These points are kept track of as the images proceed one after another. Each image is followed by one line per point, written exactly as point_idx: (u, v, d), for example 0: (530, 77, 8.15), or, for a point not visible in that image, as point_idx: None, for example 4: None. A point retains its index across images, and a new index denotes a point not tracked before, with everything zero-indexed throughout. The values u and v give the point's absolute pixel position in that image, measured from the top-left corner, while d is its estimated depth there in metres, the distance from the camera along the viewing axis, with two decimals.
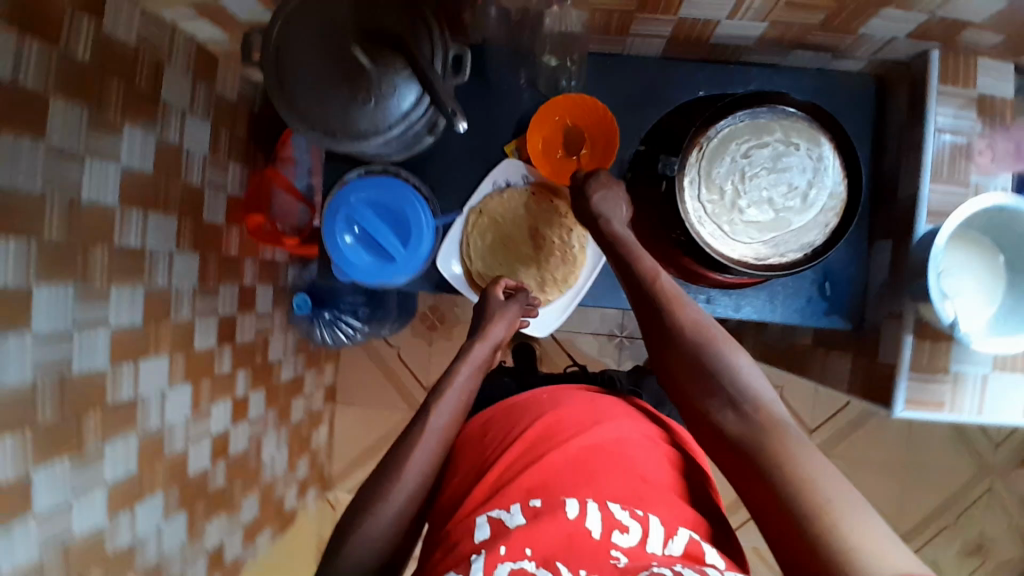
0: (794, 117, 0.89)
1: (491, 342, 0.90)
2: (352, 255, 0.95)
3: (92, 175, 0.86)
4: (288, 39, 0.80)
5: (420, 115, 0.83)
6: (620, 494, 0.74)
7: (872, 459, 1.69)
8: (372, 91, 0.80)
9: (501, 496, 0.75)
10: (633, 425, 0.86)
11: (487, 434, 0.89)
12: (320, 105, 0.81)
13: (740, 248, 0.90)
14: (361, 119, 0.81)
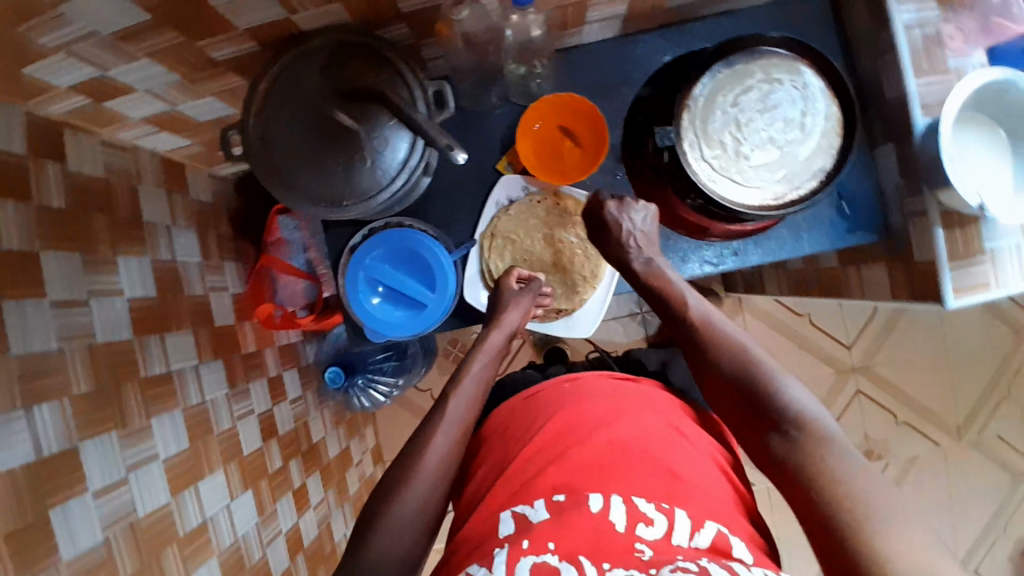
0: (772, 52, 0.89)
1: (506, 329, 0.98)
2: (383, 313, 0.98)
3: (108, 313, 0.82)
4: (271, 123, 0.81)
5: (420, 159, 0.85)
6: (649, 489, 0.75)
7: (914, 355, 1.72)
8: (366, 150, 0.82)
9: (532, 492, 0.77)
10: (670, 416, 0.87)
11: (512, 425, 0.90)
12: (320, 178, 0.82)
13: (759, 193, 0.90)
14: (363, 180, 0.83)
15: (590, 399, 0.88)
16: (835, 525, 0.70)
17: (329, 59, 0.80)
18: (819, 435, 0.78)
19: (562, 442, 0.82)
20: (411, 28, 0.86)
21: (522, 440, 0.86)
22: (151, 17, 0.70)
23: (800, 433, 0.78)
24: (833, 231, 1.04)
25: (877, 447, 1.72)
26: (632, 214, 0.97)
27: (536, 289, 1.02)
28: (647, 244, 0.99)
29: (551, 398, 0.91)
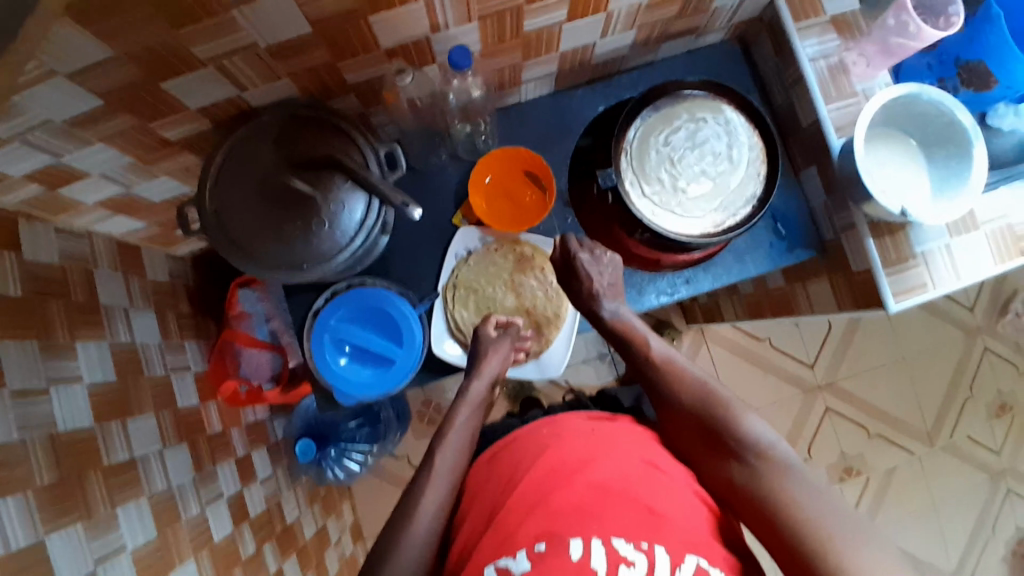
0: (694, 95, 0.97)
1: (487, 377, 0.99)
2: (352, 373, 1.01)
3: (69, 399, 0.81)
4: (226, 198, 0.83)
5: (378, 215, 0.87)
6: (629, 528, 0.74)
7: (876, 364, 1.80)
8: (322, 215, 0.85)
9: (513, 541, 0.75)
10: (645, 451, 0.87)
11: (490, 478, 0.88)
12: (281, 246, 0.84)
13: (699, 223, 0.96)
14: (323, 242, 0.85)
15: (565, 440, 0.87)
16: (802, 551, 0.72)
17: (282, 133, 0.85)
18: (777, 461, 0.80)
19: (538, 483, 0.81)
20: (358, 97, 0.91)
21: (502, 490, 0.84)
22: (103, 102, 0.73)
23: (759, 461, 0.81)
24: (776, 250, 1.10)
25: (854, 462, 1.77)
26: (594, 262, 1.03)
27: (513, 336, 1.04)
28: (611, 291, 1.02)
29: (527, 442, 0.89)
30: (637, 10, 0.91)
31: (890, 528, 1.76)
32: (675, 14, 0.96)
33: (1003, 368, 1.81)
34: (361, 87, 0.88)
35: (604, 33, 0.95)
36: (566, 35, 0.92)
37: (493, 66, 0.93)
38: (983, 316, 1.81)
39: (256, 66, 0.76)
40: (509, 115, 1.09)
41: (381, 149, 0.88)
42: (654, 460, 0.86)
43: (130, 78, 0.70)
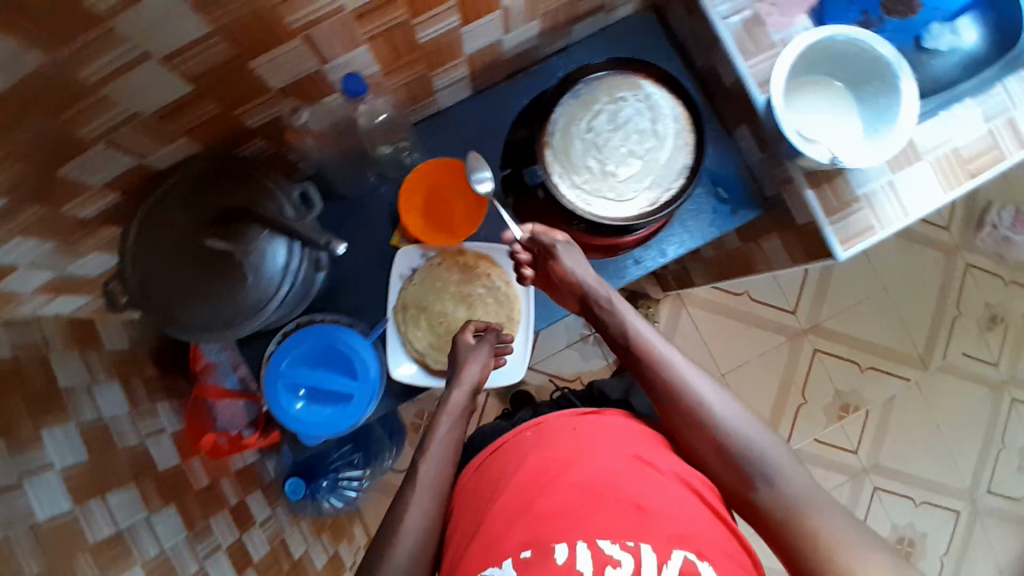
0: (611, 79, 0.97)
1: (467, 386, 0.91)
2: (309, 416, 0.98)
3: (38, 490, 0.79)
4: (146, 270, 0.82)
5: (301, 257, 0.87)
6: (617, 528, 0.74)
7: (863, 296, 1.79)
8: (246, 267, 0.84)
9: (504, 551, 0.74)
10: (628, 446, 0.86)
11: (477, 491, 0.86)
12: (213, 308, 0.83)
13: (620, 202, 0.95)
14: (249, 293, 0.84)
15: (550, 441, 0.86)
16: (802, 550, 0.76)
17: (192, 194, 0.84)
18: (755, 455, 0.83)
19: (522, 491, 0.79)
20: (264, 133, 0.92)
21: (487, 500, 0.83)
22: (8, 202, 0.69)
23: (741, 457, 0.83)
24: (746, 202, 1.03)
25: (851, 399, 1.78)
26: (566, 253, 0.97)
27: (494, 341, 0.98)
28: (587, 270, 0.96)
29: (514, 449, 0.87)
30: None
31: (895, 458, 1.78)
32: None
33: (985, 279, 1.82)
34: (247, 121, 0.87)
35: (506, 26, 0.95)
36: (467, 36, 0.92)
37: (393, 76, 0.93)
38: (959, 231, 1.81)
39: (145, 123, 0.75)
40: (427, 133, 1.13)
41: (278, 182, 0.87)
42: (646, 456, 0.84)
43: (34, 165, 0.69)
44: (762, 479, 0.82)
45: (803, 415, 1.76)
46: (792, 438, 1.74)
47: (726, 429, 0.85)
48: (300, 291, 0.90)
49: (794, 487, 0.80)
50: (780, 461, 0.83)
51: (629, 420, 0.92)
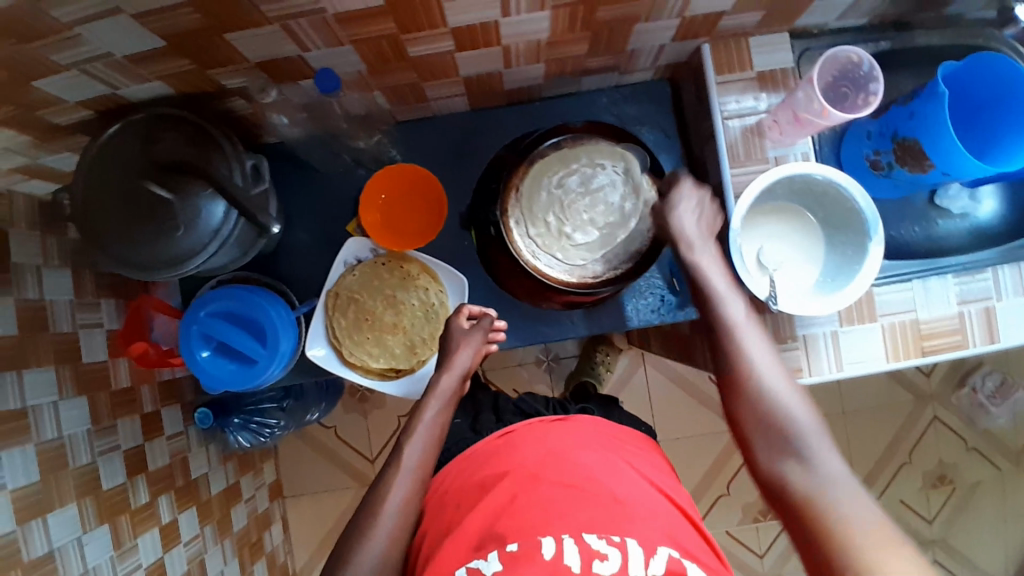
0: (855, 72, 0.73)
1: (457, 371, 0.78)
2: (209, 370, 0.79)
3: (34, 373, 0.82)
4: (95, 187, 0.69)
5: (234, 227, 0.71)
6: (596, 520, 0.62)
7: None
8: (178, 219, 0.69)
9: (469, 536, 0.64)
10: (621, 461, 0.72)
11: (445, 491, 0.73)
12: (138, 247, 0.70)
13: (869, 308, 0.81)
14: (167, 247, 0.70)
15: (523, 449, 0.72)
16: (821, 565, 0.54)
17: (172, 120, 0.70)
18: (794, 424, 0.63)
19: (500, 493, 0.67)
20: (463, 85, 0.80)
21: (454, 516, 0.68)
22: (165, 45, 0.60)
23: (776, 425, 0.63)
24: (986, 302, 0.83)
25: (948, 471, 1.50)
26: (696, 213, 0.73)
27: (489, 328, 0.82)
28: (814, 371, 0.80)
29: (479, 458, 0.74)
30: None
31: (972, 553, 1.51)
32: None
33: None
34: (428, 68, 0.74)
35: (771, 11, 0.75)
36: (726, 15, 0.74)
37: (626, 42, 0.76)
38: None
39: (325, 37, 0.63)
40: (649, 82, 0.89)
41: (561, 148, 0.80)
42: (613, 458, 0.71)
43: (200, 29, 0.59)
44: (800, 447, 0.61)
45: (896, 479, 1.50)
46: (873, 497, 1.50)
47: (771, 395, 0.65)
48: (229, 251, 0.75)
49: (834, 469, 0.60)
50: (817, 440, 0.61)
51: (602, 425, 0.79)
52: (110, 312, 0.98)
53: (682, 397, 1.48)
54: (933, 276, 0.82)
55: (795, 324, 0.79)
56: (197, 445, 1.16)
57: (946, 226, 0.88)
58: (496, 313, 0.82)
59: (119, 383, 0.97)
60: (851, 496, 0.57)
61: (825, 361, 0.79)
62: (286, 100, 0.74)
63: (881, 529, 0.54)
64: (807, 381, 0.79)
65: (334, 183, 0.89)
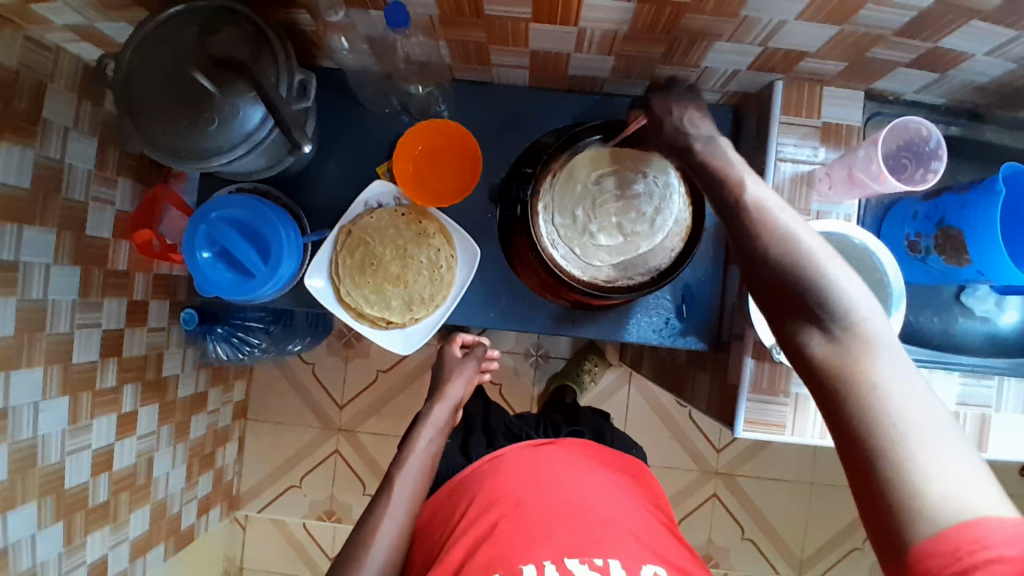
0: (920, 146, 0.71)
1: (450, 402, 0.86)
2: (207, 273, 0.78)
3: (35, 232, 0.81)
4: (143, 60, 0.69)
5: (267, 135, 0.70)
6: (575, 544, 0.65)
7: None
8: (214, 112, 0.68)
9: (452, 566, 0.67)
10: (602, 483, 0.75)
11: (437, 521, 0.78)
12: (169, 129, 0.69)
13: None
14: (197, 137, 0.69)
15: (508, 472, 0.75)
16: (854, 438, 0.47)
17: (233, 15, 0.69)
18: (838, 294, 0.51)
19: (487, 517, 0.70)
20: (529, 59, 0.79)
21: (441, 548, 0.72)
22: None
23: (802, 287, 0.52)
24: (984, 410, 0.83)
25: None
26: (704, 125, 0.65)
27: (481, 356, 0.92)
28: (798, 431, 0.77)
29: (467, 483, 0.78)
30: (910, 53, 0.68)
31: None
32: (960, 69, 0.71)
33: None
34: (499, 32, 0.72)
35: (853, 65, 0.73)
36: (807, 58, 0.72)
37: (700, 58, 0.74)
38: None
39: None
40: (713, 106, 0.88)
41: (610, 146, 0.78)
42: (595, 485, 0.74)
43: None
44: (831, 313, 0.50)
45: (843, 562, 1.49)
46: (817, 573, 1.49)
47: (801, 250, 0.53)
48: (257, 158, 0.74)
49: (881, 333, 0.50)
50: (856, 298, 0.51)
51: (590, 450, 0.81)
52: (124, 192, 0.98)
53: (658, 426, 1.47)
54: (939, 369, 0.82)
55: (791, 381, 0.76)
56: (176, 345, 1.16)
57: (965, 324, 0.86)
58: (488, 344, 0.93)
59: (116, 265, 0.97)
60: (887, 353, 0.49)
61: (812, 423, 0.77)
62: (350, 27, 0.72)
63: (921, 399, 0.47)
64: (786, 439, 0.77)
65: (376, 123, 0.88)
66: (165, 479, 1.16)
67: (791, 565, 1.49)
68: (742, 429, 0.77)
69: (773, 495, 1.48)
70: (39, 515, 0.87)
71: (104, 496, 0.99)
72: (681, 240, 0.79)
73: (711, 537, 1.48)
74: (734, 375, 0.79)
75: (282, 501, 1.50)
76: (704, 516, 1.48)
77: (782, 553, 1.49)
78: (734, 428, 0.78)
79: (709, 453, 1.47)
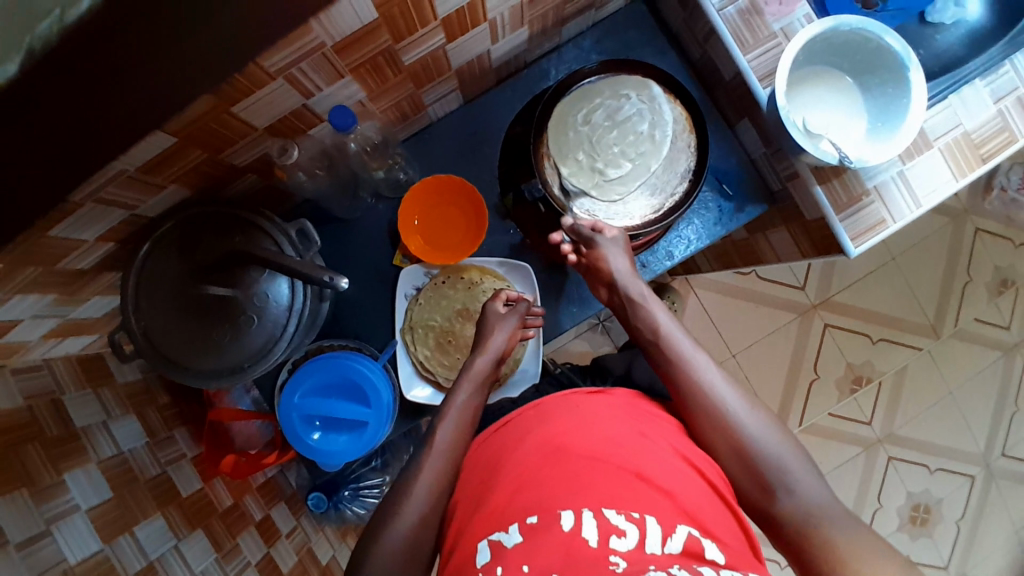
0: None
1: (493, 353, 0.75)
2: (327, 448, 0.76)
3: (145, 527, 0.76)
4: (151, 311, 0.66)
5: (303, 299, 0.70)
6: (619, 491, 0.55)
7: None
8: (248, 310, 0.68)
9: (494, 505, 0.57)
10: (656, 434, 0.63)
11: (473, 465, 0.65)
12: (220, 352, 0.68)
13: (923, 138, 0.80)
14: (251, 341, 0.68)
15: (561, 418, 0.63)
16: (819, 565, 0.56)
17: (203, 217, 0.68)
18: (773, 457, 0.62)
19: (522, 460, 0.60)
20: (457, 77, 0.78)
21: (483, 486, 0.60)
22: (176, 141, 0.58)
23: (761, 462, 0.62)
24: (1018, 92, 0.82)
25: (1008, 275, 1.52)
26: (617, 258, 0.75)
27: (527, 312, 0.79)
28: (897, 215, 0.77)
29: (508, 432, 0.64)
30: None
31: None
32: None
33: None
34: (422, 73, 0.71)
35: None
36: None
37: None
38: None
39: (325, 74, 0.60)
40: (625, 10, 0.87)
41: (578, 97, 0.78)
42: (647, 429, 0.63)
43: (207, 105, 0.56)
44: (777, 476, 0.61)
45: (963, 301, 1.52)
46: (951, 325, 1.52)
47: (735, 420, 0.64)
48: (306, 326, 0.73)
49: (816, 494, 0.60)
50: (795, 469, 0.62)
51: (641, 400, 0.68)
52: (184, 439, 0.92)
53: (741, 305, 1.47)
54: (963, 86, 0.82)
55: (862, 179, 0.76)
56: (314, 532, 1.12)
57: (944, 39, 0.88)
58: (533, 298, 0.81)
59: (224, 503, 0.93)
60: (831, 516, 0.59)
61: (903, 201, 0.77)
62: (300, 157, 0.70)
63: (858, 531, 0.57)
64: (894, 229, 0.77)
65: (362, 224, 0.86)
66: None
67: (927, 336, 1.51)
68: (854, 246, 0.77)
69: (871, 291, 1.49)
70: None
71: None
72: (689, 132, 0.78)
73: (849, 361, 1.50)
74: (812, 210, 0.79)
75: None
76: (830, 348, 1.49)
77: (911, 331, 1.51)
78: (845, 250, 0.77)
79: (798, 296, 1.48)
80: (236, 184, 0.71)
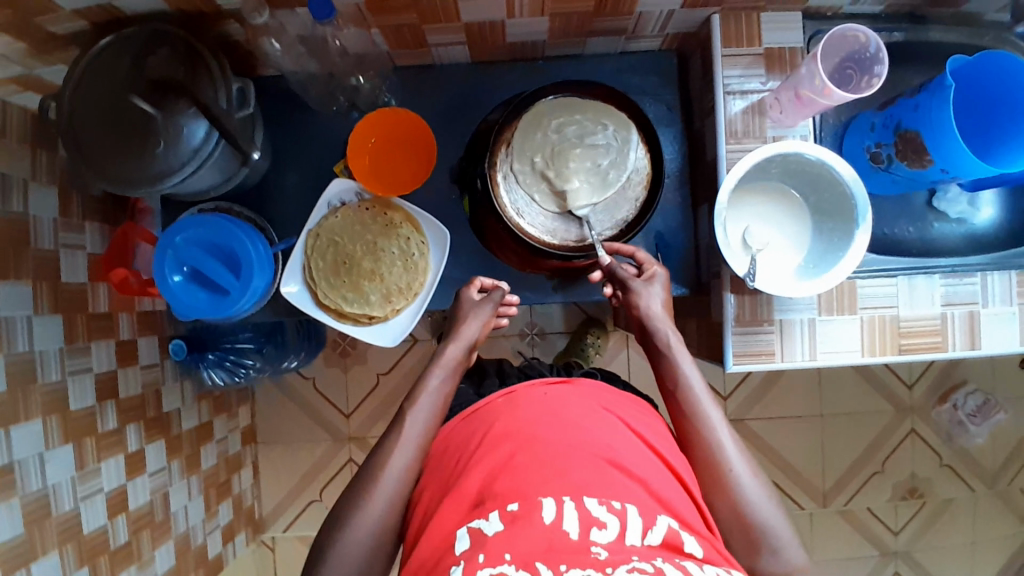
0: (862, 53, 0.71)
1: (465, 343, 0.77)
2: (180, 295, 0.78)
3: (9, 286, 0.77)
4: (80, 99, 0.68)
5: (214, 148, 0.71)
6: (596, 482, 0.56)
7: (1008, 413, 1.49)
8: (159, 136, 0.69)
9: (468, 496, 0.58)
10: (621, 427, 0.64)
11: (447, 453, 0.67)
12: (122, 161, 0.69)
13: (850, 300, 0.79)
14: (151, 164, 0.69)
15: (523, 408, 0.65)
16: None
17: (163, 36, 0.69)
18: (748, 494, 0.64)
19: (493, 448, 0.61)
20: (464, 34, 0.79)
21: (452, 478, 0.62)
22: None
23: (733, 488, 0.64)
24: (971, 307, 0.81)
25: (920, 485, 1.51)
26: (654, 300, 0.74)
27: (501, 299, 0.80)
28: (787, 356, 0.78)
29: (477, 419, 0.67)
30: None
31: (933, 565, 1.52)
32: None
33: None
34: (428, 11, 0.72)
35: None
36: None
37: (632, 5, 0.74)
38: None
39: None
40: (653, 56, 0.87)
41: (561, 106, 0.79)
42: (616, 425, 0.64)
43: None
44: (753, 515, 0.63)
45: (866, 487, 1.50)
46: (842, 502, 1.50)
47: (724, 453, 0.66)
48: (210, 173, 0.75)
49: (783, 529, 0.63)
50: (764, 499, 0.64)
51: (608, 392, 0.70)
52: (94, 236, 0.92)
53: None
54: (920, 275, 0.80)
55: (773, 309, 0.78)
56: (172, 381, 1.09)
57: (940, 229, 0.86)
58: (508, 285, 0.81)
59: (98, 309, 0.92)
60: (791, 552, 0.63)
61: (799, 347, 0.78)
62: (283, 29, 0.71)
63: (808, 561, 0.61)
64: (777, 366, 0.78)
65: (325, 125, 0.87)
66: (185, 513, 1.09)
67: (814, 499, 1.49)
68: (733, 363, 0.78)
69: (785, 434, 1.49)
70: (62, 565, 0.82)
71: (124, 538, 0.93)
72: (643, 188, 0.80)
73: None
74: (717, 312, 0.80)
75: (308, 517, 1.39)
76: None
77: (805, 490, 1.49)
78: (723, 362, 0.79)
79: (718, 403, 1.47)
80: (217, 25, 0.73)
